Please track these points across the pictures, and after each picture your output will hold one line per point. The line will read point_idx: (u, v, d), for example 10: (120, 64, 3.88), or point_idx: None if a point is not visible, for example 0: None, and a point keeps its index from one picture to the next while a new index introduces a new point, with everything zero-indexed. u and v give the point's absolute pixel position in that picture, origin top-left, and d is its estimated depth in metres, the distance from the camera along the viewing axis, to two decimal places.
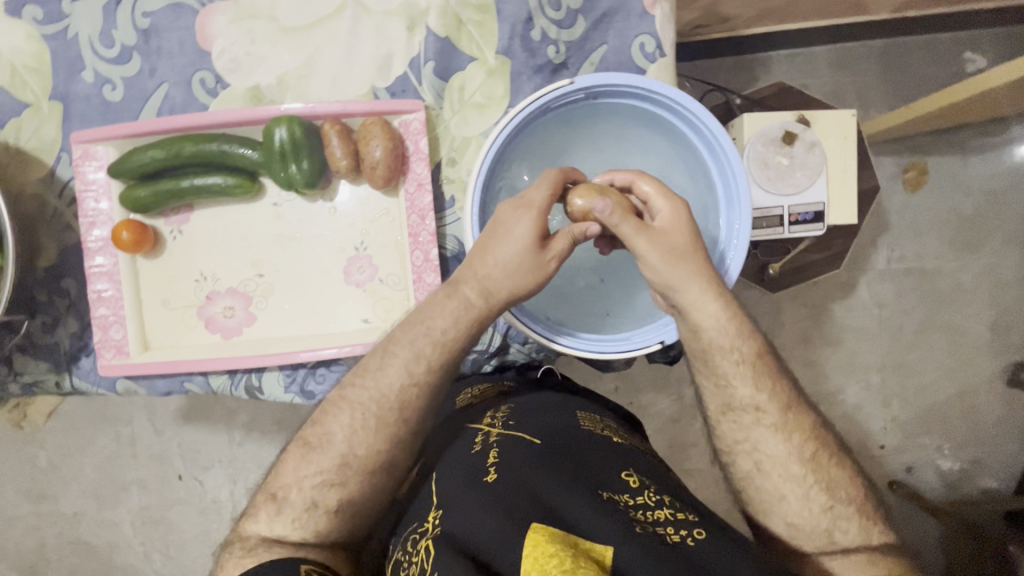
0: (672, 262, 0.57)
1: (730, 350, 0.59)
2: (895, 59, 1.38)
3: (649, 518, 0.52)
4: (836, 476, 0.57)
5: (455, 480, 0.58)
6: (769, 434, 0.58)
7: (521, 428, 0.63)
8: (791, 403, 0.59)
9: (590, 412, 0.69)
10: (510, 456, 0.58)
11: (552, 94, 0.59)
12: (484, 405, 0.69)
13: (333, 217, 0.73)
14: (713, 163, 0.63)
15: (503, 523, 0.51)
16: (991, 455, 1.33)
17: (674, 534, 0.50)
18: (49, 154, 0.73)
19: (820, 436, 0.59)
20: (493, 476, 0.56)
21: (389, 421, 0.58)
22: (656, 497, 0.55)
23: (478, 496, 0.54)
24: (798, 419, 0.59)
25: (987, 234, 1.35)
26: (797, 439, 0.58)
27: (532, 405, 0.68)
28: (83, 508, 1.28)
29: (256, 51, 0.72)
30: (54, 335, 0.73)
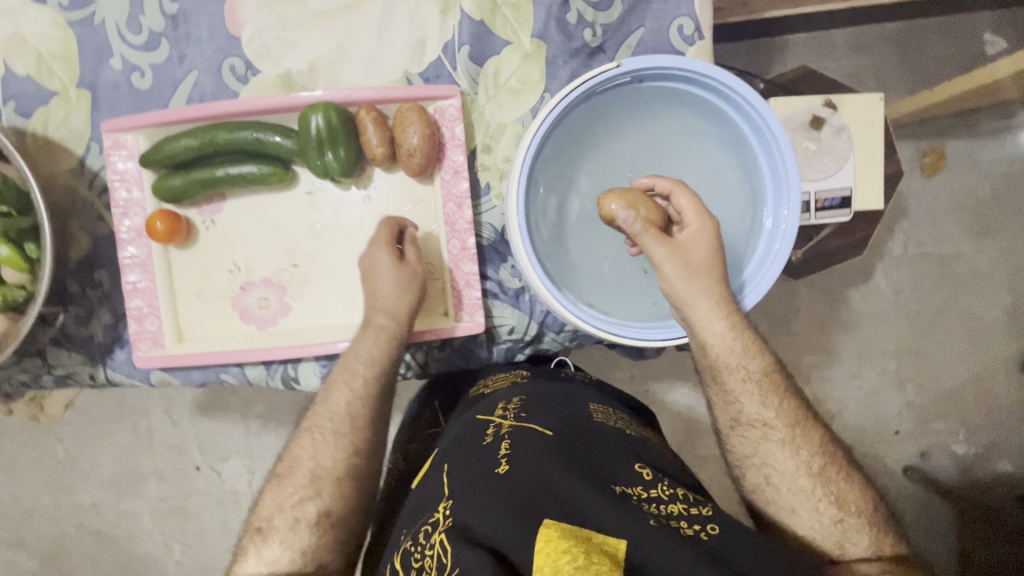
0: (687, 277, 0.57)
1: (743, 363, 0.60)
2: (913, 41, 1.36)
3: (663, 512, 0.52)
4: (846, 490, 0.59)
5: (469, 471, 0.58)
6: (778, 448, 0.60)
7: (534, 420, 0.63)
8: (801, 417, 0.61)
9: (602, 404, 0.69)
10: (523, 447, 0.59)
11: (597, 79, 0.58)
12: (497, 397, 0.70)
13: (367, 206, 0.72)
14: (762, 150, 0.61)
15: (515, 519, 0.50)
16: (1007, 439, 1.33)
17: (688, 528, 0.50)
18: (78, 144, 0.71)
19: (833, 452, 0.61)
20: (504, 467, 0.57)
21: (345, 432, 0.64)
22: (669, 489, 0.55)
23: (491, 488, 0.54)
24: (807, 434, 0.60)
25: (1004, 219, 1.34)
26: (805, 454, 0.60)
27: (546, 396, 0.69)
28: (102, 499, 1.28)
29: (288, 36, 0.71)
30: (87, 327, 0.73)
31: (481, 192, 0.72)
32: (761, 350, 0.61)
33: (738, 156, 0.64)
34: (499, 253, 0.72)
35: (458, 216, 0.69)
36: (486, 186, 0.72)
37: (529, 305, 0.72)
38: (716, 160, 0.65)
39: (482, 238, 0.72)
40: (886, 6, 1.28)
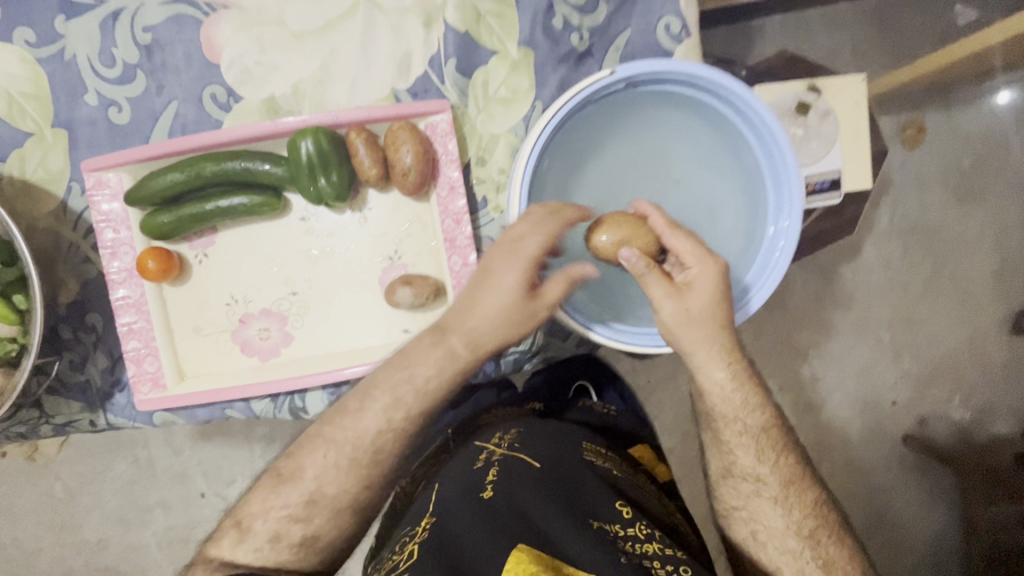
0: (685, 322, 0.57)
1: (742, 416, 0.62)
2: (888, 15, 1.36)
3: (637, 550, 0.52)
4: (834, 554, 0.60)
5: (453, 496, 0.59)
6: (768, 505, 0.61)
7: (525, 450, 0.63)
8: (798, 479, 0.62)
9: (593, 442, 0.69)
10: (510, 475, 0.59)
11: (592, 87, 0.57)
12: (497, 428, 0.70)
13: (364, 228, 0.70)
14: (762, 150, 0.61)
15: (492, 541, 0.51)
16: (1002, 402, 1.35)
17: (661, 568, 0.51)
18: (58, 185, 0.69)
19: (827, 518, 0.61)
20: (488, 493, 0.57)
21: (363, 463, 0.60)
22: (646, 529, 0.55)
23: (473, 513, 0.55)
24: (800, 496, 0.61)
25: (988, 185, 1.35)
26: (796, 515, 0.61)
27: (542, 426, 0.69)
28: (108, 534, 1.26)
29: (268, 59, 0.69)
30: (84, 372, 0.71)
31: (479, 206, 0.71)
32: (763, 405, 0.62)
33: (737, 157, 0.64)
34: None
35: (457, 231, 0.68)
36: (482, 199, 0.71)
37: None
38: (714, 161, 0.65)
39: (482, 252, 0.71)
40: None
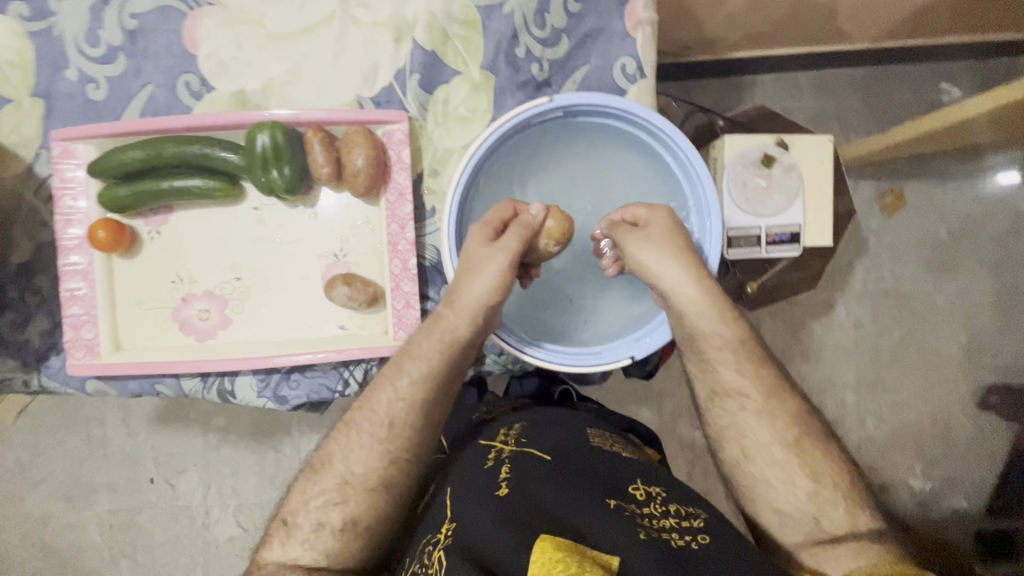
0: (663, 257, 0.63)
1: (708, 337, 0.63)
2: (876, 86, 1.41)
3: (656, 524, 0.55)
4: (820, 459, 0.59)
5: (469, 491, 0.59)
6: (755, 419, 0.61)
7: (533, 445, 0.65)
8: (777, 381, 0.62)
9: (599, 427, 0.71)
10: (523, 470, 0.61)
11: (531, 111, 0.63)
12: (499, 423, 0.71)
13: (315, 223, 0.74)
14: (686, 180, 0.68)
15: (512, 534, 0.51)
16: (965, 476, 1.34)
17: (680, 539, 0.54)
18: (29, 151, 0.72)
19: (807, 420, 0.61)
20: (504, 490, 0.58)
21: (384, 438, 0.60)
22: (663, 507, 0.58)
23: (492, 508, 0.56)
24: (783, 404, 0.61)
25: (962, 259, 1.38)
26: (781, 424, 0.60)
27: (546, 419, 0.70)
28: (49, 510, 1.25)
29: (243, 56, 0.73)
30: (24, 333, 0.72)
31: (426, 214, 0.74)
32: (731, 320, 0.63)
33: (667, 184, 0.71)
34: (440, 276, 0.74)
35: (401, 236, 0.70)
36: (431, 209, 0.74)
37: None
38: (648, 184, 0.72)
39: (425, 259, 0.73)
40: (847, 50, 1.34)
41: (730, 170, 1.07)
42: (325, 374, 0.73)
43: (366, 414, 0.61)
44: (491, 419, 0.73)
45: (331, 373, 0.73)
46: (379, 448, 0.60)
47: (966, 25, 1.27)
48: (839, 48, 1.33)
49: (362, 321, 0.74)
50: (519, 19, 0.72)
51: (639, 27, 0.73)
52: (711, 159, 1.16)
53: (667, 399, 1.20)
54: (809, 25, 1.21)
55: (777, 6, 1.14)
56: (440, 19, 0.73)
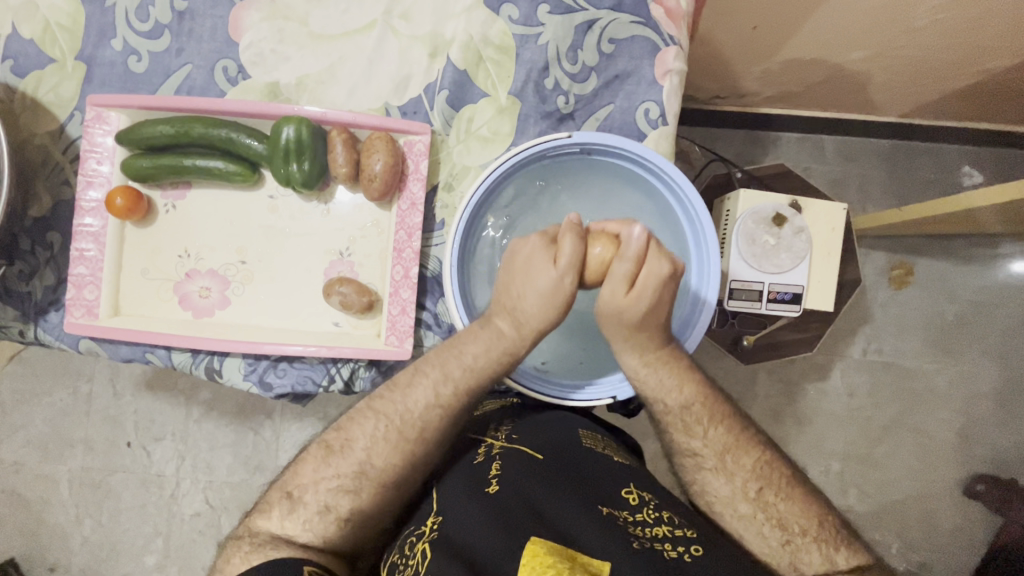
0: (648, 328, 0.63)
1: (664, 396, 0.64)
2: (899, 160, 1.42)
3: (647, 534, 0.54)
4: (785, 511, 0.58)
5: (459, 491, 0.60)
6: (712, 476, 0.61)
7: (524, 441, 0.66)
8: (708, 396, 0.64)
9: (591, 428, 0.70)
10: (513, 468, 0.61)
11: (548, 144, 0.65)
12: (491, 418, 0.72)
13: (325, 219, 0.75)
14: (692, 233, 0.69)
15: (501, 534, 0.54)
16: (941, 561, 1.32)
17: (672, 550, 0.53)
18: (63, 111, 0.75)
19: (771, 455, 0.62)
20: (493, 487, 0.59)
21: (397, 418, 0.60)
22: (655, 513, 0.57)
23: (480, 508, 0.57)
24: (741, 458, 0.61)
25: (964, 342, 1.37)
26: (738, 479, 0.60)
27: (539, 415, 0.70)
28: (24, 459, 1.25)
29: (282, 50, 0.75)
30: (29, 284, 0.74)
31: (435, 226, 0.75)
32: (682, 383, 0.64)
33: (675, 238, 0.71)
34: (439, 288, 0.75)
35: (406, 244, 0.72)
36: (440, 222, 0.75)
37: None
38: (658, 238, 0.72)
39: (426, 269, 0.75)
40: (874, 120, 1.36)
41: (741, 224, 1.08)
42: (313, 367, 0.74)
43: (394, 403, 0.62)
44: (484, 412, 0.74)
45: (318, 367, 0.74)
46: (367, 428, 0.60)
47: (992, 112, 1.29)
48: (866, 117, 1.35)
49: (357, 322, 0.75)
50: (552, 52, 0.75)
51: (667, 75, 0.74)
52: (724, 211, 1.16)
53: (650, 439, 1.20)
54: (842, 93, 1.24)
55: (808, 70, 1.16)
56: (476, 41, 0.75)
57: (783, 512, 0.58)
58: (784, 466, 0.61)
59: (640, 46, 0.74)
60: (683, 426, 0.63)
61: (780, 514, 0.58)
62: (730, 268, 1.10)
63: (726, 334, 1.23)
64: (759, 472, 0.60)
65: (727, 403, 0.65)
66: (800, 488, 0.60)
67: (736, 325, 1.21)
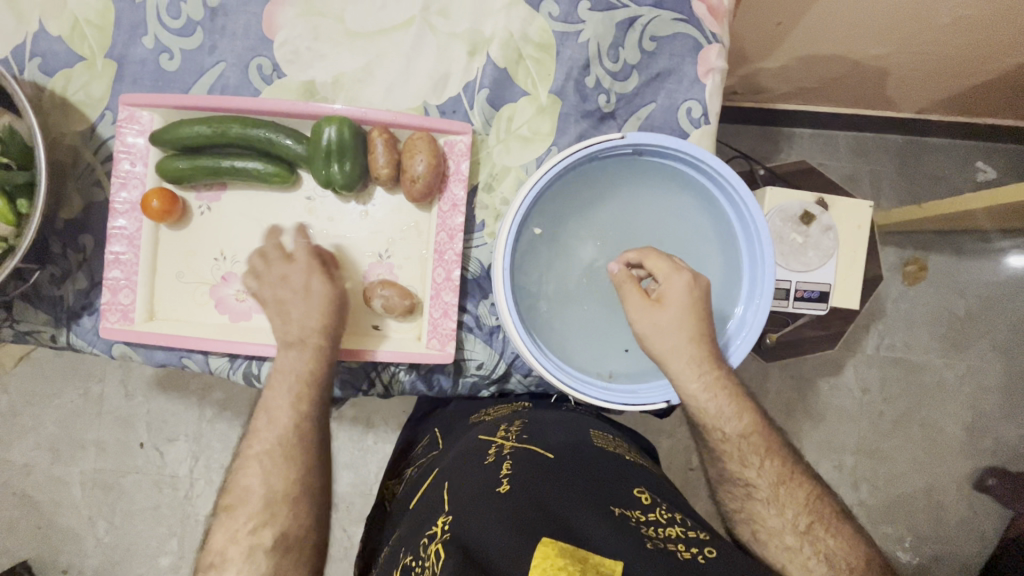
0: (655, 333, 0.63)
1: (724, 425, 0.62)
2: (912, 156, 1.42)
3: (660, 534, 0.53)
4: (834, 547, 0.57)
5: (469, 490, 0.60)
6: (763, 506, 0.60)
7: (534, 443, 0.67)
8: (764, 427, 0.63)
9: (603, 430, 0.73)
10: (524, 467, 0.61)
11: (600, 144, 0.64)
12: (499, 419, 0.73)
13: (363, 221, 0.74)
14: (745, 245, 0.68)
15: (512, 531, 0.52)
16: (952, 554, 1.33)
17: (686, 551, 0.51)
18: (94, 110, 0.73)
19: (821, 490, 0.61)
20: (505, 486, 0.59)
21: None
22: (667, 514, 0.57)
23: (492, 504, 0.56)
24: (794, 491, 0.60)
25: (976, 338, 1.38)
26: (790, 512, 0.59)
27: (549, 419, 0.72)
28: (35, 460, 1.24)
29: (318, 47, 0.73)
30: (60, 289, 0.72)
31: (475, 227, 0.74)
32: (741, 410, 0.62)
33: (727, 252, 0.70)
34: (480, 289, 0.74)
35: (448, 246, 0.71)
36: (480, 223, 0.74)
37: (500, 344, 0.74)
38: (710, 252, 0.71)
39: (467, 271, 0.74)
40: (890, 116, 1.35)
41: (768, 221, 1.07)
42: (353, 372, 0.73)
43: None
44: (494, 413, 0.75)
45: (359, 371, 0.74)
46: None
47: (1007, 109, 1.29)
48: (882, 113, 1.35)
49: (397, 324, 0.74)
50: (593, 50, 0.73)
51: (710, 74, 0.74)
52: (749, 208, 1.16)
53: (666, 437, 1.20)
54: (860, 89, 1.24)
55: (832, 65, 1.15)
56: (516, 39, 0.74)
57: (831, 548, 0.57)
58: (834, 504, 0.61)
59: (682, 43, 0.73)
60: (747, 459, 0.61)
61: (827, 552, 0.57)
62: None
63: None
64: (811, 507, 0.59)
65: (779, 436, 0.64)
66: (847, 527, 0.59)
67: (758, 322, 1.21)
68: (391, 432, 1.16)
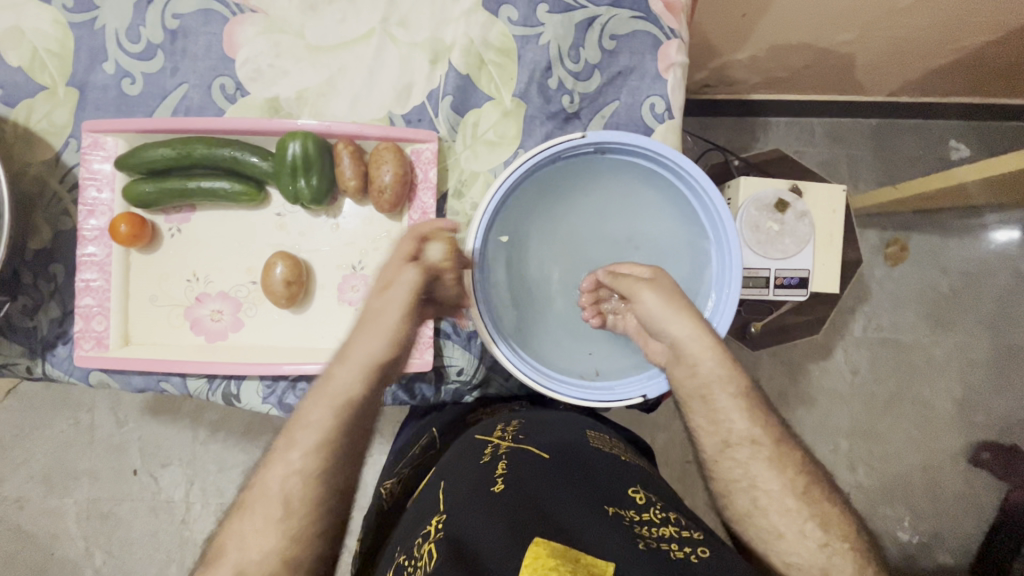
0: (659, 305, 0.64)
1: (744, 403, 0.61)
2: (887, 138, 1.43)
3: (654, 534, 0.53)
4: (830, 511, 0.57)
5: (464, 490, 0.60)
6: (767, 467, 0.58)
7: (530, 443, 0.66)
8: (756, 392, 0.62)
9: (598, 429, 0.71)
10: (519, 468, 0.61)
11: (562, 145, 0.64)
12: (497, 420, 0.73)
13: (335, 233, 0.74)
14: (714, 238, 0.68)
15: (505, 531, 0.52)
16: (952, 531, 1.34)
17: (679, 551, 0.51)
18: (58, 139, 0.73)
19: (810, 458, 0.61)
20: (499, 486, 0.59)
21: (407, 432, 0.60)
22: (662, 514, 0.57)
23: (486, 505, 0.56)
24: (791, 454, 0.59)
25: (961, 315, 1.39)
26: (790, 473, 0.58)
27: (545, 418, 0.72)
28: (28, 494, 1.22)
29: (280, 64, 0.74)
30: (33, 319, 0.72)
31: None
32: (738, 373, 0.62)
33: (697, 245, 0.71)
34: None
35: None
36: None
37: (478, 349, 0.74)
38: (680, 245, 0.72)
39: None
40: (862, 100, 1.37)
41: (744, 211, 1.08)
42: None
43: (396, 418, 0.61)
44: (489, 415, 0.75)
45: None
46: None
47: (975, 87, 1.30)
48: (854, 98, 1.36)
49: None
50: (554, 51, 0.74)
51: (671, 69, 0.74)
52: (725, 198, 1.16)
53: (660, 432, 1.21)
54: (830, 76, 1.25)
55: (799, 53, 1.16)
56: (477, 45, 0.74)
57: (827, 511, 0.56)
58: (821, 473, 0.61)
59: (641, 40, 0.74)
60: (765, 435, 0.60)
61: (825, 514, 0.56)
62: None
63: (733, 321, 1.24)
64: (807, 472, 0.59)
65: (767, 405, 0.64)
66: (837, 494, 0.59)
67: (743, 312, 1.21)
68: (387, 444, 1.16)
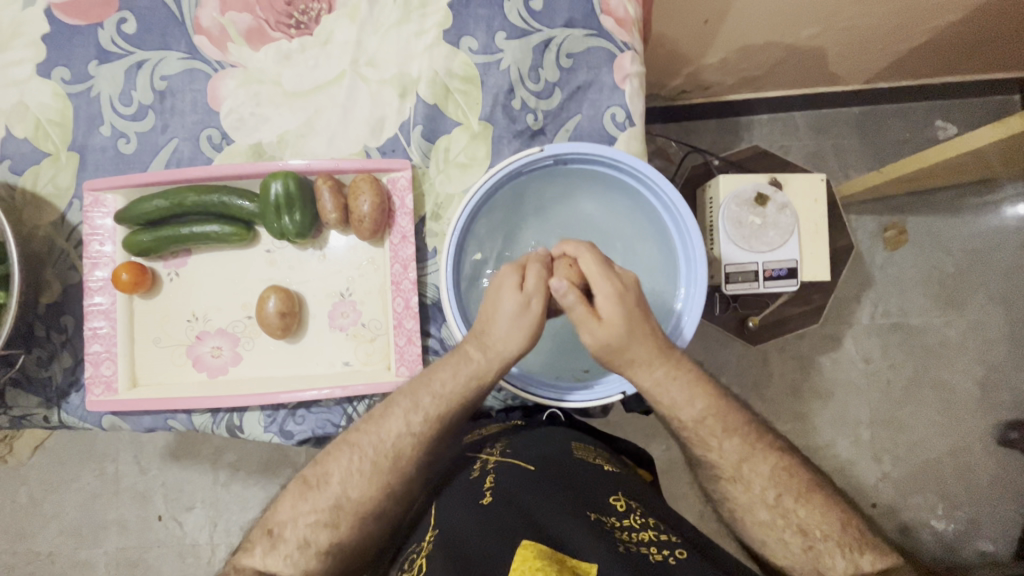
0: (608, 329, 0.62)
1: (678, 412, 0.65)
2: (871, 125, 1.45)
3: (634, 538, 0.55)
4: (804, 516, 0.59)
5: (455, 504, 0.61)
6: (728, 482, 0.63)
7: (518, 456, 0.66)
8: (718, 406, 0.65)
9: (584, 441, 0.71)
10: (507, 480, 0.62)
11: (522, 160, 0.68)
12: (485, 439, 0.73)
13: (322, 264, 0.78)
14: (678, 239, 0.71)
15: (494, 544, 0.54)
16: (989, 516, 1.30)
17: (657, 554, 0.53)
18: (62, 200, 0.78)
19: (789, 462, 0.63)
20: (488, 499, 0.60)
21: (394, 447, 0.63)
22: (642, 520, 0.58)
23: (475, 518, 0.58)
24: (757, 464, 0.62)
25: (970, 292, 1.37)
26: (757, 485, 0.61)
27: (534, 431, 0.71)
28: (59, 547, 1.26)
29: (261, 112, 0.79)
30: (48, 370, 0.76)
31: (428, 255, 0.78)
32: (693, 395, 0.65)
33: (664, 247, 0.74)
34: (441, 313, 0.77)
35: (403, 276, 0.74)
36: (432, 250, 0.78)
37: None
38: (650, 241, 0.75)
39: (426, 297, 0.77)
40: (840, 90, 1.39)
41: (726, 208, 1.10)
42: (330, 410, 0.75)
43: (385, 432, 0.64)
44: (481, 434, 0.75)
45: (336, 409, 0.76)
46: (382, 459, 0.63)
47: (951, 65, 1.32)
48: (832, 89, 1.39)
49: (366, 359, 0.77)
50: (515, 74, 0.78)
51: (627, 79, 0.78)
52: (707, 198, 1.19)
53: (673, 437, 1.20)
54: (802, 70, 1.28)
55: (767, 52, 1.19)
56: (442, 76, 0.79)
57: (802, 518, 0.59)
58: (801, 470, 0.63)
59: (596, 56, 0.78)
60: (694, 439, 0.65)
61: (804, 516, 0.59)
62: (723, 253, 1.11)
63: (730, 318, 1.25)
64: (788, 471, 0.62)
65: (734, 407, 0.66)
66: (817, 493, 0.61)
67: (739, 308, 1.22)
68: None
